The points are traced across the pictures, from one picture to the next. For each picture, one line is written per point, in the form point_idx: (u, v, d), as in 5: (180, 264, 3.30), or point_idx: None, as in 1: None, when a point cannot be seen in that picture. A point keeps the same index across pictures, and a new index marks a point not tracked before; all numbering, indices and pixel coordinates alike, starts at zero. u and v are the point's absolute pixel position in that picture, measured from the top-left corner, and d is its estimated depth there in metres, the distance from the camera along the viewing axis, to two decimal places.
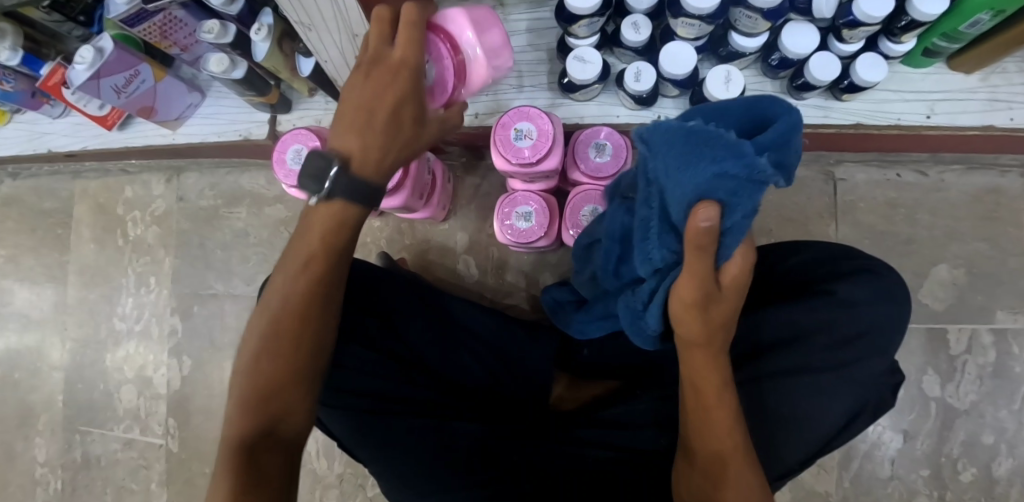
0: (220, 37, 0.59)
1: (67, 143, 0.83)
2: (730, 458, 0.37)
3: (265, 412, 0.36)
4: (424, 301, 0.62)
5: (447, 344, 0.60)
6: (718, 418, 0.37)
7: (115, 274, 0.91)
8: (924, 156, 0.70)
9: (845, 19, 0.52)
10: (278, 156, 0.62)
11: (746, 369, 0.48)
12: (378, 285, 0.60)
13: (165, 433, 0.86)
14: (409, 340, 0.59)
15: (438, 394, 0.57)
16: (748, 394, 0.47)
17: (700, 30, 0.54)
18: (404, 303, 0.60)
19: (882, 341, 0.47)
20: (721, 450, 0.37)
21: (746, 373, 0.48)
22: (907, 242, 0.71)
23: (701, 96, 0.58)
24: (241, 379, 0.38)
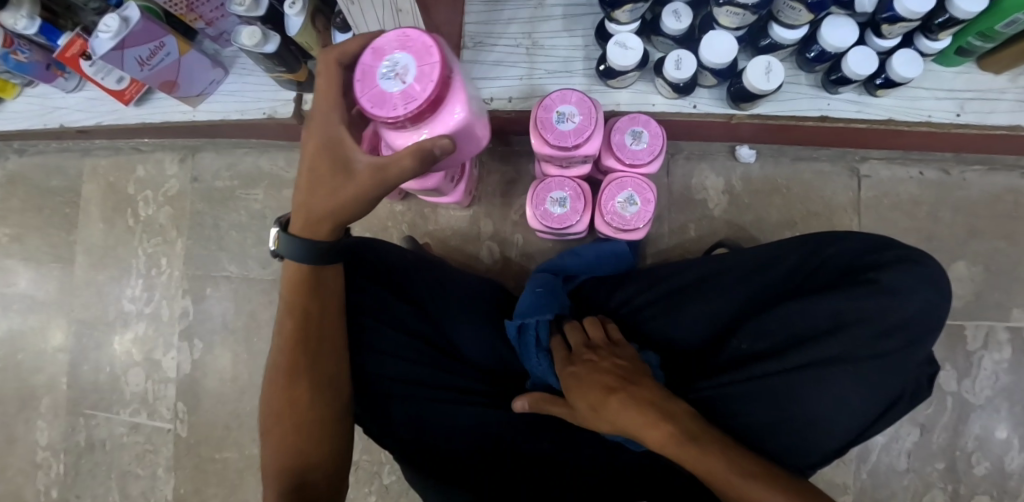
0: (251, 10, 0.59)
1: (80, 118, 0.81)
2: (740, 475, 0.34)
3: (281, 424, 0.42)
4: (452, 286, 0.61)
5: (474, 329, 0.58)
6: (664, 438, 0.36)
7: (124, 254, 0.89)
8: (948, 155, 0.71)
9: (885, 14, 0.53)
10: None
11: (790, 359, 0.49)
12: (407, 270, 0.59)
13: (174, 418, 0.84)
14: (440, 324, 0.58)
15: (463, 380, 0.57)
16: (795, 381, 0.48)
17: (743, 19, 0.54)
18: (435, 289, 0.59)
19: (920, 329, 0.48)
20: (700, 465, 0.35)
21: (790, 362, 0.49)
22: (928, 239, 0.72)
23: (740, 86, 0.58)
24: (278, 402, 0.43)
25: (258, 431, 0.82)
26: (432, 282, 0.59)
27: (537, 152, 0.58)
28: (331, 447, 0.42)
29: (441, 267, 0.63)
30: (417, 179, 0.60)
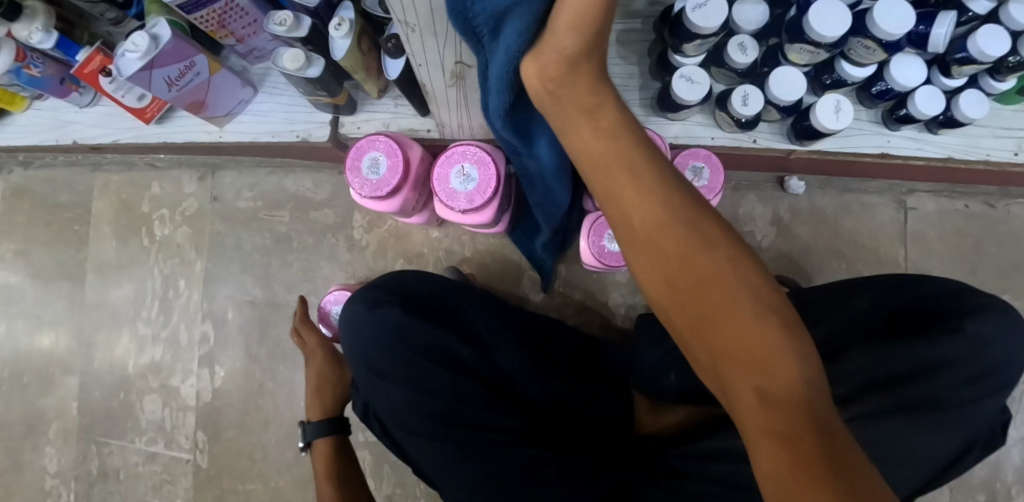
0: (293, 30, 0.55)
1: (95, 134, 0.76)
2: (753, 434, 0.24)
3: None
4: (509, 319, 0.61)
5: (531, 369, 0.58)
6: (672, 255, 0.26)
7: (139, 275, 0.85)
8: (993, 188, 0.71)
9: (958, 55, 0.53)
10: (351, 163, 0.59)
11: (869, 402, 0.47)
12: (463, 305, 0.60)
13: (193, 448, 0.81)
14: (497, 362, 0.58)
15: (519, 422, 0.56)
16: (873, 427, 0.46)
17: (814, 56, 0.53)
18: (491, 323, 0.59)
19: (1001, 380, 0.48)
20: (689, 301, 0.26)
21: (872, 406, 0.47)
22: (973, 271, 0.72)
23: (806, 124, 0.57)
24: None
25: (284, 463, 0.79)
26: (488, 317, 0.60)
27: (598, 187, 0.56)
28: None
29: (497, 301, 0.63)
30: (470, 214, 0.57)
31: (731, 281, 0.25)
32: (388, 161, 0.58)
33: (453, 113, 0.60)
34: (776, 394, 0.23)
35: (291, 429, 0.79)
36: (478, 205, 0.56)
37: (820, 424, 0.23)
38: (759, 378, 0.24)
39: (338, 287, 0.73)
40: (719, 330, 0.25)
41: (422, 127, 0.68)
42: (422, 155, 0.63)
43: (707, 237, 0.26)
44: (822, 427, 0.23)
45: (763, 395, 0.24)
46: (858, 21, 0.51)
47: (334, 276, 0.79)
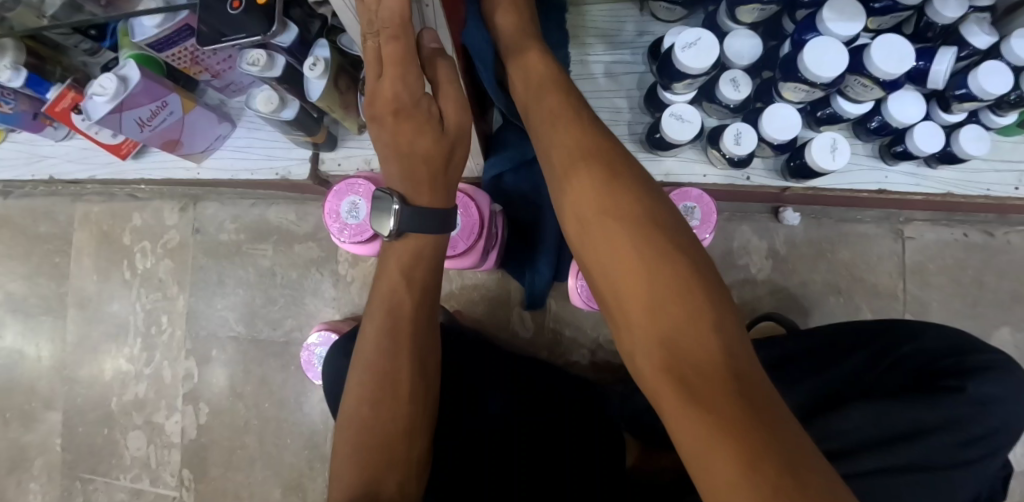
0: (267, 69, 0.52)
1: (71, 169, 0.74)
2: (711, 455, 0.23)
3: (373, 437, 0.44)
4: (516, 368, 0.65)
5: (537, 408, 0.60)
6: (627, 254, 0.32)
7: (121, 309, 0.83)
8: (994, 218, 0.69)
9: (957, 91, 0.51)
10: (330, 208, 0.57)
11: (866, 460, 0.45)
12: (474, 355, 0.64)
13: (179, 485, 0.79)
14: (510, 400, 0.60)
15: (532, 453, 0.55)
16: (876, 487, 0.44)
17: (809, 94, 0.52)
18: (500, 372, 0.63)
19: (1003, 441, 0.46)
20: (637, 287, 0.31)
21: (875, 462, 0.45)
22: (974, 304, 0.70)
23: (801, 162, 0.55)
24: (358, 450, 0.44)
25: None
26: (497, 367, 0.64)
27: None
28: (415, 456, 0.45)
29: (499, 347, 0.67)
30: (454, 260, 0.56)
31: (695, 307, 0.29)
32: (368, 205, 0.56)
33: None
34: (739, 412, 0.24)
35: (278, 467, 0.77)
36: (461, 250, 0.55)
37: (741, 375, 0.26)
38: (677, 340, 0.28)
39: (321, 327, 0.72)
40: (657, 298, 0.30)
41: None
42: None
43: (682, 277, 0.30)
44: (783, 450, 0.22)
45: (678, 357, 0.27)
46: (855, 58, 0.49)
47: (319, 311, 0.77)
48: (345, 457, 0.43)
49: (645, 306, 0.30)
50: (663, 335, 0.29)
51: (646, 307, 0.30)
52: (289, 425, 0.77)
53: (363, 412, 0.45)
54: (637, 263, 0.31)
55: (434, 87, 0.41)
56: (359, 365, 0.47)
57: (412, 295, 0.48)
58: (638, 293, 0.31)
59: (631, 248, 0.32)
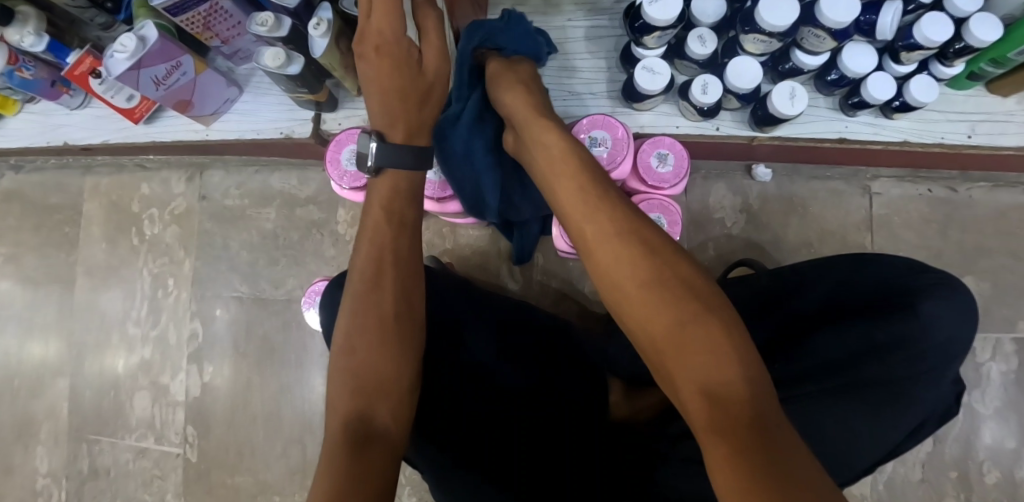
0: (273, 30, 0.57)
1: (85, 136, 0.79)
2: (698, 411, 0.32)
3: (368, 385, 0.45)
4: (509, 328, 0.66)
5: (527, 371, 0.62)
6: (659, 299, 0.39)
7: (128, 274, 0.87)
8: (955, 173, 0.74)
9: (904, 42, 0.56)
10: (331, 156, 0.61)
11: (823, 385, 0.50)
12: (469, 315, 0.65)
13: (183, 443, 0.82)
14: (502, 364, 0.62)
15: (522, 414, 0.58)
16: (825, 405, 0.50)
17: (769, 46, 0.56)
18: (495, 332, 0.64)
19: (952, 355, 0.49)
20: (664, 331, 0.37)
21: (825, 384, 0.51)
22: (938, 254, 0.74)
23: (765, 111, 0.59)
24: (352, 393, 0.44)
25: (272, 456, 0.80)
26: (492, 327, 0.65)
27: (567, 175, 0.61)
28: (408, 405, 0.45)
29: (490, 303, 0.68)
30: (444, 203, 0.60)
31: (718, 344, 0.34)
32: None
33: None
34: (724, 378, 0.33)
35: (279, 422, 0.80)
36: None
37: (753, 409, 0.30)
38: (700, 372, 0.34)
39: (322, 280, 0.76)
40: (684, 337, 0.36)
41: None
42: None
43: (670, 282, 0.39)
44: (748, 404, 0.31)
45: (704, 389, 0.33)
46: (808, 11, 0.54)
47: (320, 270, 0.81)
48: (335, 382, 0.44)
49: (675, 338, 0.36)
50: (685, 362, 0.35)
51: (669, 339, 0.37)
52: (291, 382, 0.80)
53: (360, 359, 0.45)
54: (662, 298, 0.38)
55: (421, 35, 0.52)
56: (353, 311, 0.47)
57: (395, 232, 0.50)
58: (664, 324, 0.37)
59: (653, 283, 0.39)
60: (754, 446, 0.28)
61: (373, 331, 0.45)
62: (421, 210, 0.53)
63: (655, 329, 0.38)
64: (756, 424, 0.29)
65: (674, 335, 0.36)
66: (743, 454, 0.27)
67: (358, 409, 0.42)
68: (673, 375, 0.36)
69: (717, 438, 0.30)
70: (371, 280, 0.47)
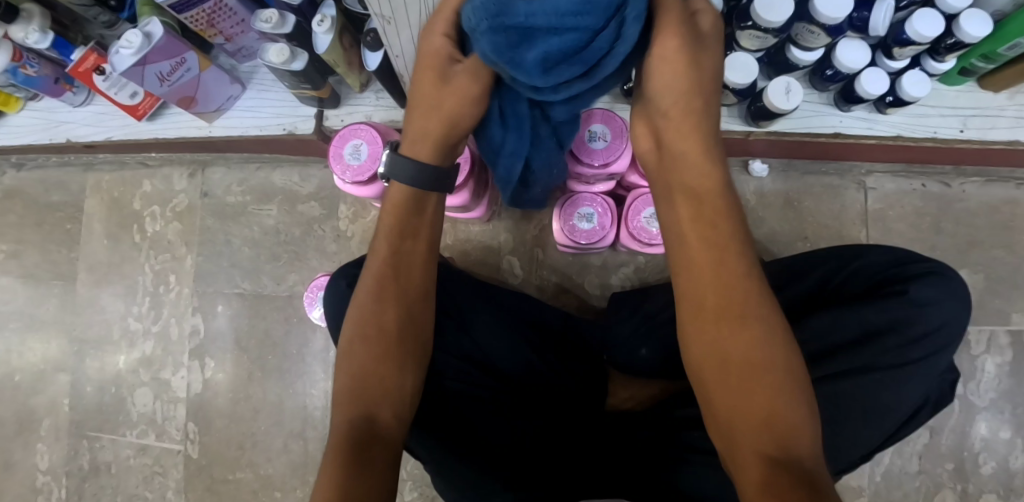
0: (278, 27, 0.58)
1: (88, 133, 0.79)
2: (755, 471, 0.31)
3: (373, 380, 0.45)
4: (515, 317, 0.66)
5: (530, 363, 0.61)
6: (741, 345, 0.35)
7: (130, 271, 0.87)
8: (948, 169, 0.75)
9: (896, 38, 0.57)
10: (335, 150, 0.62)
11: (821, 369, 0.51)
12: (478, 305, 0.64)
13: (184, 439, 0.82)
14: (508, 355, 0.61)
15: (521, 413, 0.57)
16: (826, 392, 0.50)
17: (764, 42, 0.57)
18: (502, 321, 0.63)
19: (945, 340, 0.51)
20: (736, 383, 0.34)
21: (825, 370, 0.51)
22: (932, 248, 0.76)
23: (761, 105, 0.60)
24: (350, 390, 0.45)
25: (273, 452, 0.80)
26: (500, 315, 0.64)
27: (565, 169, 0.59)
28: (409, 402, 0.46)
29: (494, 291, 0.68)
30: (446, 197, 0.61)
31: (788, 408, 0.32)
32: (370, 148, 0.61)
33: None
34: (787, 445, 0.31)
35: (281, 417, 0.81)
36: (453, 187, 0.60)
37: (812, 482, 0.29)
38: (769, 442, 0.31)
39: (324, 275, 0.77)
40: (761, 394, 0.33)
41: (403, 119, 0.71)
42: None
43: (756, 322, 0.35)
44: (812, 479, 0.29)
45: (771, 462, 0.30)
46: (802, 8, 0.55)
47: (321, 266, 0.81)
48: (338, 390, 0.45)
49: (749, 394, 0.33)
50: (747, 427, 0.33)
51: (737, 394, 0.34)
52: (293, 377, 0.81)
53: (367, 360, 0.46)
54: (743, 356, 0.35)
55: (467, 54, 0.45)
56: (358, 307, 0.48)
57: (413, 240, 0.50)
58: (736, 370, 0.34)
59: (744, 331, 0.35)
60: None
61: (377, 346, 0.46)
62: (433, 221, 0.52)
63: (722, 372, 0.35)
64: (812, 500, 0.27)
65: (742, 387, 0.34)
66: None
67: (358, 413, 0.43)
68: (732, 428, 0.33)
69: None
70: (376, 292, 0.48)
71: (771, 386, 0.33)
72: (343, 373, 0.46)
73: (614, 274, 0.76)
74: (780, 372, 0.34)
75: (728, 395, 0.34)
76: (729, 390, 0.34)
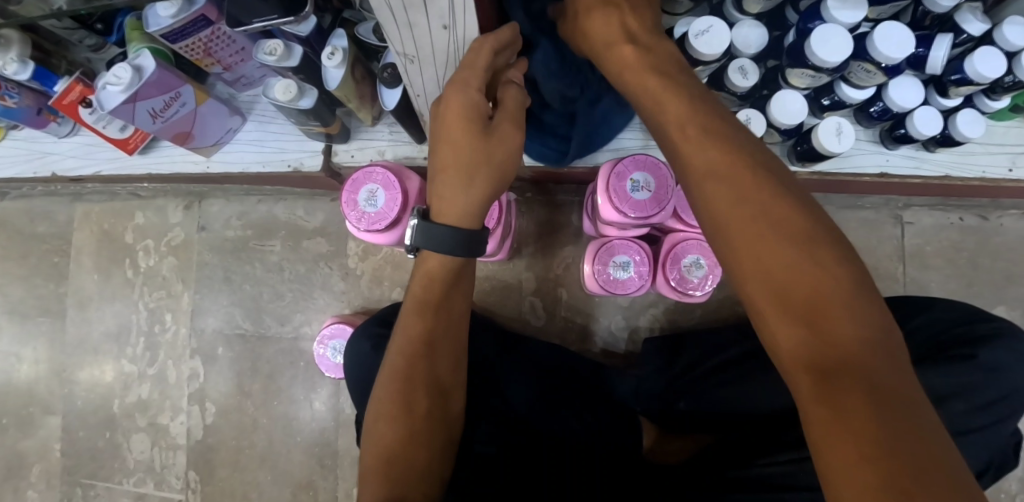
0: (283, 59, 0.53)
1: (75, 166, 0.73)
2: (801, 384, 0.26)
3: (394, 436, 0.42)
4: (550, 375, 0.64)
5: (571, 420, 0.58)
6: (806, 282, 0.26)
7: (123, 309, 0.81)
8: (986, 202, 0.71)
9: (953, 76, 0.54)
10: (348, 197, 0.57)
11: None
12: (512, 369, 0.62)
13: (185, 488, 0.77)
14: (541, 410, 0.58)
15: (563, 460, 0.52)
16: None
17: (815, 80, 0.54)
18: (535, 383, 0.62)
19: (1011, 406, 0.48)
20: (808, 327, 0.26)
21: None
22: (969, 284, 0.72)
23: (808, 146, 0.57)
24: (371, 454, 0.42)
25: None
26: (532, 378, 0.62)
27: (601, 218, 0.56)
28: (428, 457, 0.42)
29: (523, 350, 0.67)
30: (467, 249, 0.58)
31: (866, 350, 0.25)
32: (386, 195, 0.57)
33: None
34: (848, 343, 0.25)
35: (288, 465, 0.76)
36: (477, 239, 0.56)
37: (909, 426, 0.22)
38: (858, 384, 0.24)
39: (334, 321, 0.72)
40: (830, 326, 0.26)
41: (418, 154, 0.66)
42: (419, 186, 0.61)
43: (812, 230, 0.28)
44: (894, 388, 0.23)
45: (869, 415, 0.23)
46: (858, 45, 0.51)
47: (329, 305, 0.77)
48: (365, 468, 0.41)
49: (834, 339, 0.25)
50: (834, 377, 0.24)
51: (814, 324, 0.26)
52: (299, 423, 0.76)
53: (386, 425, 0.43)
54: (808, 293, 0.26)
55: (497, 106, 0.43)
56: (384, 371, 0.45)
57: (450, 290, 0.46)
58: (805, 309, 0.26)
59: (804, 259, 0.27)
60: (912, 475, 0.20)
61: (399, 407, 0.43)
62: (466, 284, 0.48)
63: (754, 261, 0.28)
64: (900, 416, 0.22)
65: (797, 287, 0.27)
66: (890, 487, 0.20)
67: (385, 482, 0.39)
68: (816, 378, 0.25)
69: (830, 427, 0.23)
70: (403, 371, 0.44)
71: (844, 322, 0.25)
72: (366, 436, 0.43)
73: (640, 314, 0.73)
74: (840, 292, 0.26)
75: (804, 341, 0.26)
76: (808, 326, 0.26)
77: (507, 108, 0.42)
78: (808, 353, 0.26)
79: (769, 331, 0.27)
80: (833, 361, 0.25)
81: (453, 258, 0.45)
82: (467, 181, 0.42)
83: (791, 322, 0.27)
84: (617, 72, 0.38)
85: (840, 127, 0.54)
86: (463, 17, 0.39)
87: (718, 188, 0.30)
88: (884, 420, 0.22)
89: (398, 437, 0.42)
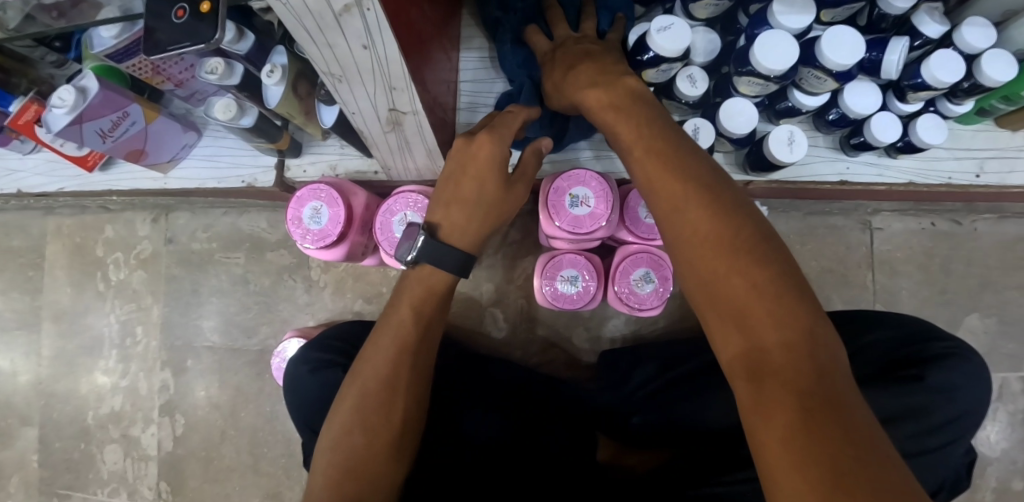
0: (224, 78, 0.52)
1: (41, 183, 0.74)
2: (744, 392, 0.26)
3: (359, 442, 0.41)
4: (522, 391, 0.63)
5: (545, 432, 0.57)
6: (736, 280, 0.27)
7: (95, 323, 0.83)
8: (959, 206, 0.69)
9: (911, 81, 0.51)
10: (292, 214, 0.57)
11: None
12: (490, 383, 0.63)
13: (156, 499, 0.79)
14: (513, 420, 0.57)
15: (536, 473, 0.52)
16: None
17: (764, 88, 0.52)
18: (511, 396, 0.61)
19: (962, 428, 0.46)
20: (739, 324, 0.27)
21: None
22: (941, 291, 0.70)
23: (759, 155, 0.55)
24: (331, 461, 0.41)
25: None
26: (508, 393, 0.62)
27: (546, 234, 0.55)
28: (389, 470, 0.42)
29: (485, 365, 0.67)
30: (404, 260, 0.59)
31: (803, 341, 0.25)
32: (330, 211, 0.56)
33: (396, 157, 0.60)
34: (773, 353, 0.25)
35: (255, 476, 0.77)
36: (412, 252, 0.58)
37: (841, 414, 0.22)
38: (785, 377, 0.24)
39: (293, 333, 0.72)
40: (768, 320, 0.26)
41: (370, 169, 0.66)
42: (366, 201, 0.61)
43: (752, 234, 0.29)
44: (833, 393, 0.23)
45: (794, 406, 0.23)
46: (807, 51, 0.49)
47: (293, 317, 0.77)
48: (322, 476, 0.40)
49: (767, 335, 0.26)
50: (767, 370, 0.25)
51: (751, 322, 0.27)
52: (265, 434, 0.77)
53: (353, 437, 0.41)
54: (741, 290, 0.27)
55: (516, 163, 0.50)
56: (354, 380, 0.44)
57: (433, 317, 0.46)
58: (738, 308, 0.27)
59: (735, 257, 0.28)
60: (829, 482, 0.20)
61: (368, 413, 0.42)
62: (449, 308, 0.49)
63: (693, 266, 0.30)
64: (826, 426, 0.22)
65: (733, 287, 0.27)
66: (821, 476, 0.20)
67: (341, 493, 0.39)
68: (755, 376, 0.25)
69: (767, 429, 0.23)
70: (385, 379, 0.43)
71: (779, 316, 0.26)
72: (329, 442, 0.42)
73: (602, 324, 0.72)
74: (777, 289, 0.27)
75: (745, 338, 0.27)
76: (744, 325, 0.27)
77: (526, 168, 0.49)
78: (745, 350, 0.27)
79: (716, 331, 0.28)
80: (772, 367, 0.25)
81: (444, 275, 0.46)
82: (468, 217, 0.46)
83: (730, 320, 0.27)
84: (603, 101, 0.40)
85: (790, 137, 0.53)
86: (380, 35, 0.38)
87: (673, 188, 0.31)
88: (813, 410, 0.23)
89: (361, 449, 0.41)
